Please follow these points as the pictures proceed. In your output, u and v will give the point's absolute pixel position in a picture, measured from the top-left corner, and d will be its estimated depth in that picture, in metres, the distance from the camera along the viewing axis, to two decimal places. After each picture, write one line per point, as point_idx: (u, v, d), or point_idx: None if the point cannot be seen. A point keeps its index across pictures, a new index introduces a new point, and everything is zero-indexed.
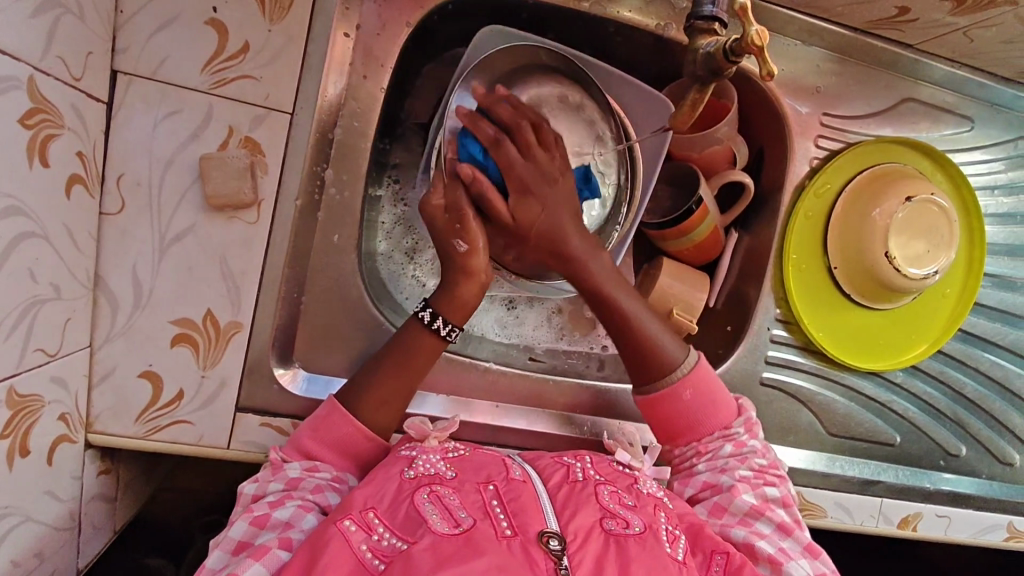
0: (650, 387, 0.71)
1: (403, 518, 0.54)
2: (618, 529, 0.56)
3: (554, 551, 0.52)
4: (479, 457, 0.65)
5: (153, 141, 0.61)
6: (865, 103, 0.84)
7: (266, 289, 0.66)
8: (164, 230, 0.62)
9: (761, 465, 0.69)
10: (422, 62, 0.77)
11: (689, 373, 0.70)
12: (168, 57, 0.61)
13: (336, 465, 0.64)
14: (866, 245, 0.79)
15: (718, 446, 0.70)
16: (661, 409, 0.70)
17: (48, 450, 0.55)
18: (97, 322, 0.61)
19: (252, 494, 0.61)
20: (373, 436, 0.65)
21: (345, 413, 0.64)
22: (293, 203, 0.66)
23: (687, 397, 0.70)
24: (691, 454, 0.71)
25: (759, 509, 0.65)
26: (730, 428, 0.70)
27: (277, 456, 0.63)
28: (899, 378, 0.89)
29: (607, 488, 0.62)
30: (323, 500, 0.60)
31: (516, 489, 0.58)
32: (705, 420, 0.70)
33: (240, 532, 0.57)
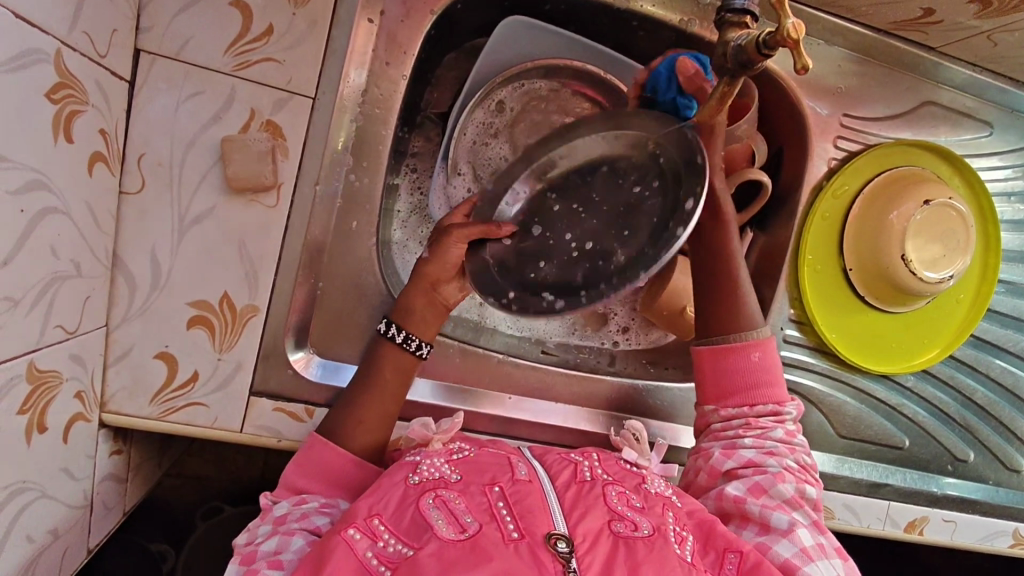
0: (721, 336, 0.69)
1: (408, 522, 0.55)
2: (627, 532, 0.56)
3: (562, 554, 0.52)
4: (484, 456, 0.65)
5: (175, 122, 0.61)
6: (886, 105, 0.83)
7: (284, 273, 0.65)
8: (184, 211, 0.62)
9: (804, 461, 0.70)
10: (443, 50, 0.77)
11: (763, 336, 0.69)
12: (191, 37, 0.61)
13: (326, 493, 0.62)
14: (882, 248, 0.79)
15: (771, 426, 0.68)
16: (729, 361, 0.69)
17: (64, 427, 0.55)
18: (115, 302, 0.61)
19: (245, 542, 0.60)
20: (357, 458, 0.64)
21: (321, 441, 0.63)
22: (313, 188, 0.65)
23: (754, 357, 0.69)
24: (738, 426, 0.69)
25: (799, 502, 0.65)
26: (784, 408, 0.69)
27: (265, 501, 0.62)
28: (910, 382, 0.89)
29: (615, 489, 0.62)
30: (311, 524, 0.59)
31: (522, 489, 0.59)
32: (767, 387, 0.69)
33: (233, 575, 0.56)
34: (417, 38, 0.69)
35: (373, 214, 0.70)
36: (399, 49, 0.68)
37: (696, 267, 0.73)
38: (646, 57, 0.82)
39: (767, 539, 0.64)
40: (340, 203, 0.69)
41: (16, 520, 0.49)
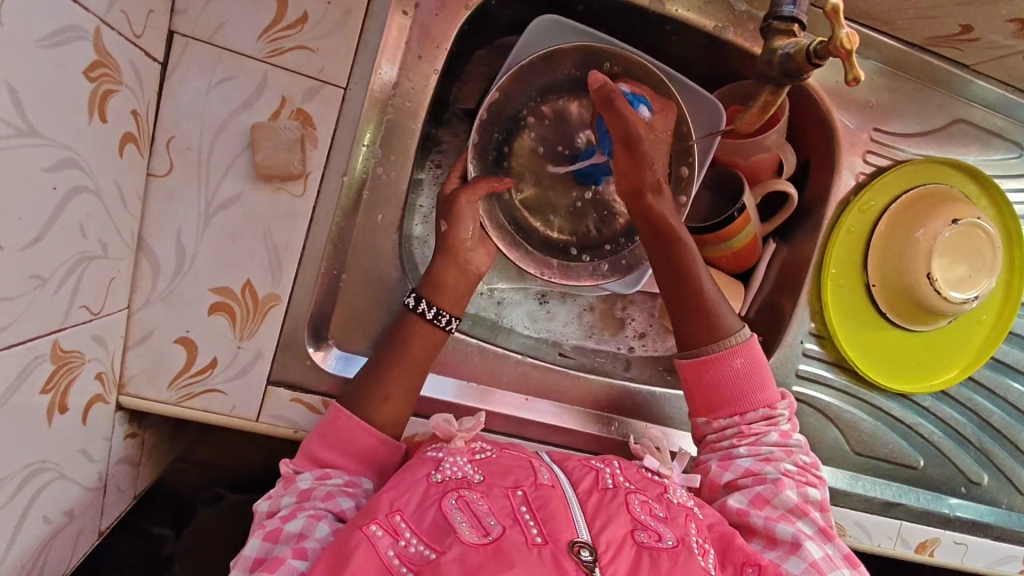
0: (699, 350, 0.70)
1: (430, 523, 0.55)
2: (650, 541, 0.56)
3: (585, 562, 0.52)
4: (505, 459, 0.65)
5: (205, 106, 0.61)
6: (917, 121, 0.82)
7: (307, 263, 0.65)
8: (211, 196, 0.62)
9: (805, 463, 0.69)
10: (473, 46, 0.76)
11: (743, 341, 0.70)
12: (226, 22, 0.60)
13: (349, 468, 0.63)
14: (907, 265, 0.78)
15: (764, 431, 0.69)
16: (710, 374, 0.69)
17: (84, 408, 0.55)
18: (138, 285, 0.61)
19: (266, 511, 0.62)
20: (383, 437, 0.65)
21: (352, 418, 0.64)
22: (339, 179, 0.65)
23: (737, 365, 0.69)
24: (730, 436, 0.69)
25: (804, 509, 0.65)
26: (776, 410, 0.69)
27: (289, 469, 0.63)
28: (927, 402, 0.88)
29: (637, 497, 0.62)
30: (334, 505, 0.60)
31: (545, 495, 0.59)
32: (754, 393, 0.69)
33: (255, 549, 0.57)
34: (450, 33, 0.68)
35: (398, 208, 0.70)
36: (432, 42, 0.68)
37: (665, 283, 0.73)
38: (676, 63, 0.82)
39: (777, 554, 0.62)
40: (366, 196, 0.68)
41: (34, 500, 0.49)
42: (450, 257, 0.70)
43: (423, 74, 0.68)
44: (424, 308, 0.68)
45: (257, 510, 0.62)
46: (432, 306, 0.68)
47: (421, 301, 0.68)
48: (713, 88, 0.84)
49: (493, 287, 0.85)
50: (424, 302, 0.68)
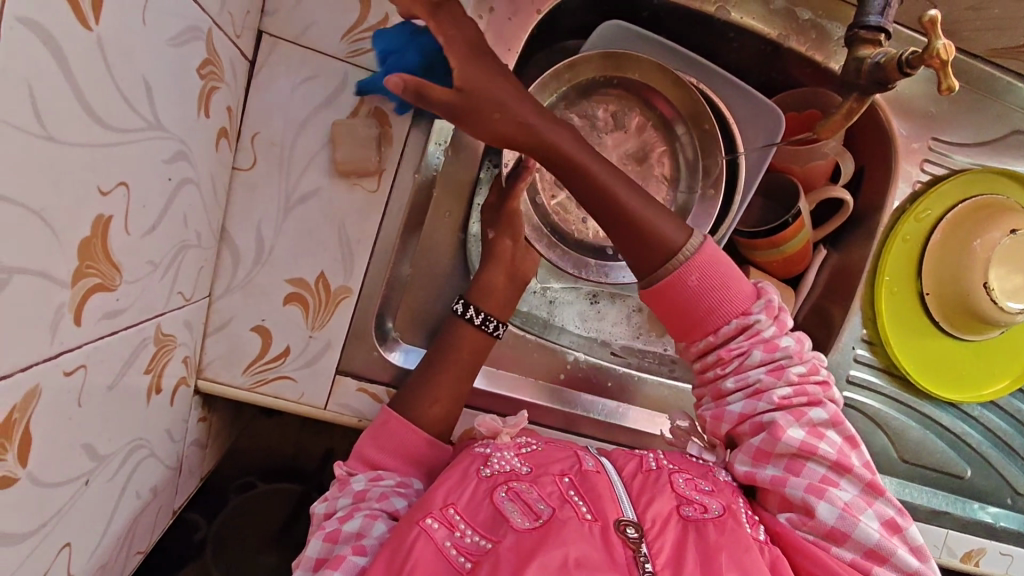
0: (653, 277, 0.60)
1: (483, 515, 0.56)
2: (696, 515, 0.57)
3: (632, 539, 0.53)
4: (550, 450, 0.66)
5: (289, 103, 0.63)
6: (975, 131, 0.83)
7: (378, 257, 0.67)
8: (291, 190, 0.64)
9: (799, 376, 0.60)
10: (537, 50, 0.78)
11: (691, 256, 0.60)
12: (312, 23, 0.62)
13: (401, 471, 0.64)
14: (963, 275, 0.78)
15: (746, 352, 0.61)
16: (664, 301, 0.60)
17: (172, 390, 0.57)
18: (219, 273, 0.63)
19: (324, 512, 0.62)
20: (431, 439, 0.66)
21: (400, 419, 0.65)
22: (412, 176, 0.67)
23: (694, 284, 0.60)
24: (714, 365, 0.63)
25: (810, 450, 0.58)
26: (749, 319, 0.61)
27: (342, 471, 0.64)
28: (976, 412, 0.88)
29: (681, 475, 0.62)
30: (389, 505, 0.60)
31: (591, 479, 0.60)
32: (721, 310, 0.61)
33: (316, 550, 0.57)
34: (522, 35, 0.69)
35: None
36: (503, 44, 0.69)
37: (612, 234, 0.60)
38: (734, 69, 0.83)
39: (794, 517, 0.59)
40: None
41: (132, 475, 0.51)
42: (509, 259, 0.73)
43: None
44: (473, 314, 0.70)
45: (313, 513, 0.63)
46: (479, 311, 0.70)
47: (470, 307, 0.70)
48: (770, 95, 0.84)
49: (546, 286, 0.87)
50: (472, 307, 0.70)
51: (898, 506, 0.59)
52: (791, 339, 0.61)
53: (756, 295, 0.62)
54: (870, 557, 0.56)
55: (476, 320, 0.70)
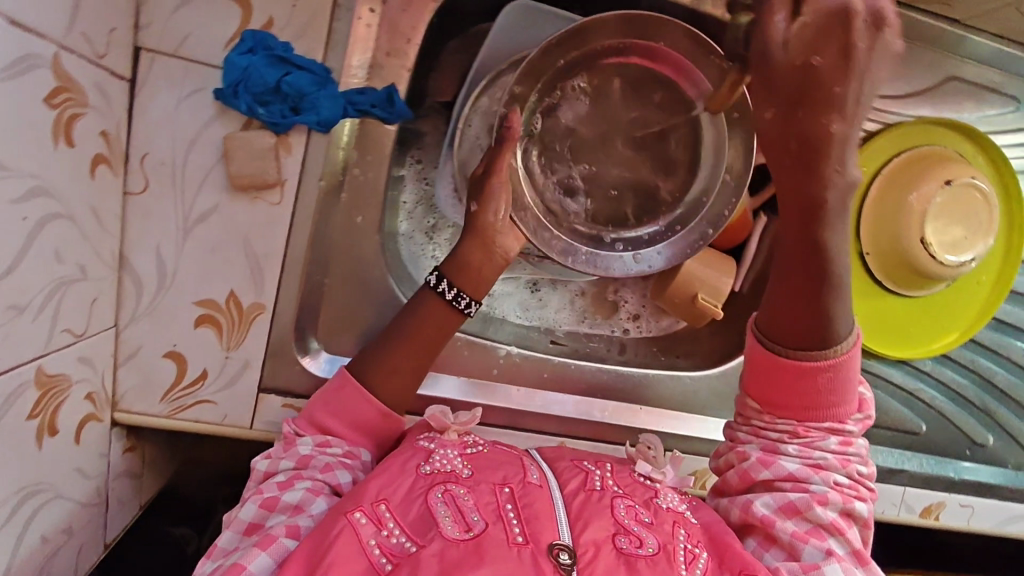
0: (784, 348, 0.59)
1: (416, 516, 0.56)
2: (630, 547, 0.56)
3: (563, 565, 0.53)
4: (496, 454, 0.65)
5: (175, 120, 0.59)
6: (908, 82, 0.80)
7: (289, 271, 0.65)
8: (187, 211, 0.61)
9: (859, 474, 0.61)
10: (446, 36, 0.75)
11: (846, 351, 0.58)
12: (190, 34, 0.58)
13: (349, 439, 0.63)
14: (901, 231, 0.76)
15: (822, 437, 0.61)
16: (793, 380, 0.59)
17: (76, 428, 0.57)
18: (122, 303, 0.62)
19: (263, 470, 0.61)
20: (387, 411, 0.64)
21: (356, 387, 0.63)
22: (316, 184, 0.64)
23: (824, 380, 0.58)
24: (784, 431, 0.61)
25: (838, 527, 0.58)
26: (844, 427, 0.61)
27: (290, 430, 0.63)
28: (927, 367, 0.87)
29: (623, 501, 0.62)
30: (332, 479, 0.60)
31: (531, 495, 0.59)
32: (833, 408, 0.60)
33: (251, 514, 0.57)
34: (422, 23, 0.65)
35: (377, 208, 0.69)
36: (400, 37, 0.65)
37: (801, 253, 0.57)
38: None
39: (789, 567, 0.57)
40: (344, 198, 0.68)
41: (30, 521, 0.50)
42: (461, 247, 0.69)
43: (396, 74, 0.65)
44: (445, 288, 0.67)
45: (255, 465, 0.62)
46: (459, 291, 0.67)
47: (443, 281, 0.67)
48: None
49: None
50: (445, 281, 0.67)
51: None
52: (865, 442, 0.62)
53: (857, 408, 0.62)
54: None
55: (448, 295, 0.67)
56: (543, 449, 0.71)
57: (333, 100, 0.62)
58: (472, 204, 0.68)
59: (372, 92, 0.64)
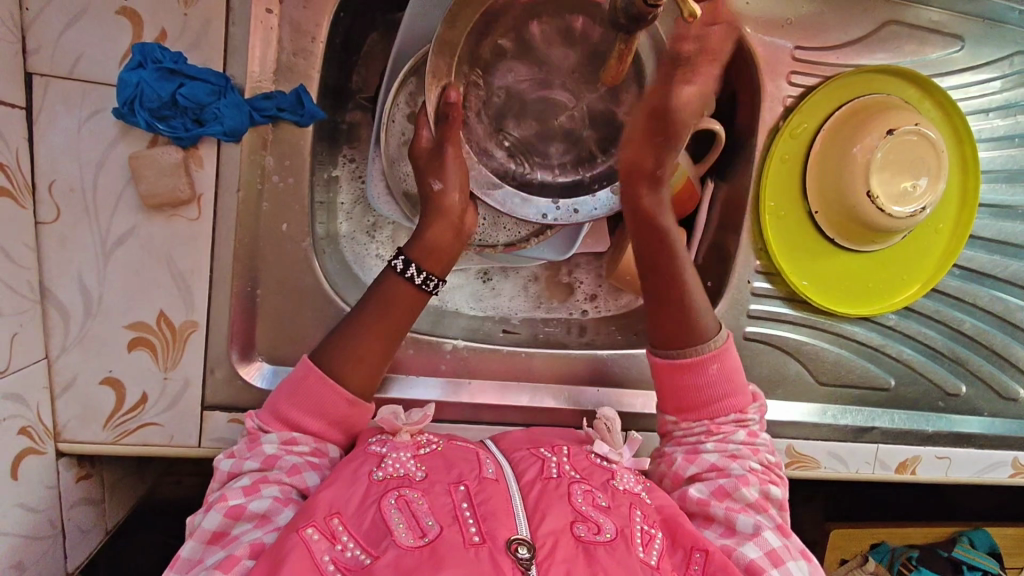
0: (675, 350, 0.65)
1: (369, 525, 0.51)
2: (588, 534, 0.52)
3: (522, 560, 0.48)
4: (451, 450, 0.60)
5: (80, 145, 0.59)
6: (842, 31, 0.77)
7: (217, 286, 0.64)
8: (105, 234, 0.61)
9: (768, 461, 0.64)
10: (364, 30, 0.72)
11: (718, 345, 0.65)
12: (83, 54, 0.58)
13: (319, 436, 0.59)
14: (846, 186, 0.75)
15: (730, 429, 0.64)
16: (682, 377, 0.65)
17: (12, 463, 0.57)
18: (51, 334, 0.61)
19: (227, 470, 0.57)
20: (355, 399, 0.60)
21: (323, 377, 0.59)
22: (234, 195, 0.63)
23: (712, 372, 0.64)
24: (700, 432, 0.65)
25: (763, 506, 0.61)
26: (745, 418, 0.64)
27: (254, 425, 0.59)
28: (893, 322, 0.85)
29: (581, 487, 0.57)
30: (300, 481, 0.56)
31: (487, 490, 0.54)
32: (727, 399, 0.64)
33: (214, 523, 0.53)
34: (324, 22, 0.65)
35: (303, 214, 0.67)
36: (304, 37, 0.64)
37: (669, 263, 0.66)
38: None
39: (730, 545, 0.59)
40: (268, 207, 0.66)
41: None
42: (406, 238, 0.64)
43: (303, 74, 0.65)
44: (413, 273, 0.62)
45: (217, 465, 0.58)
46: (421, 270, 0.62)
47: (410, 265, 0.62)
48: None
49: None
50: (414, 266, 0.62)
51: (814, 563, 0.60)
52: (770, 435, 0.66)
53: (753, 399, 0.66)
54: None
55: (416, 280, 0.62)
56: (499, 438, 0.67)
57: (236, 109, 0.61)
58: (432, 181, 0.64)
59: (279, 96, 0.63)
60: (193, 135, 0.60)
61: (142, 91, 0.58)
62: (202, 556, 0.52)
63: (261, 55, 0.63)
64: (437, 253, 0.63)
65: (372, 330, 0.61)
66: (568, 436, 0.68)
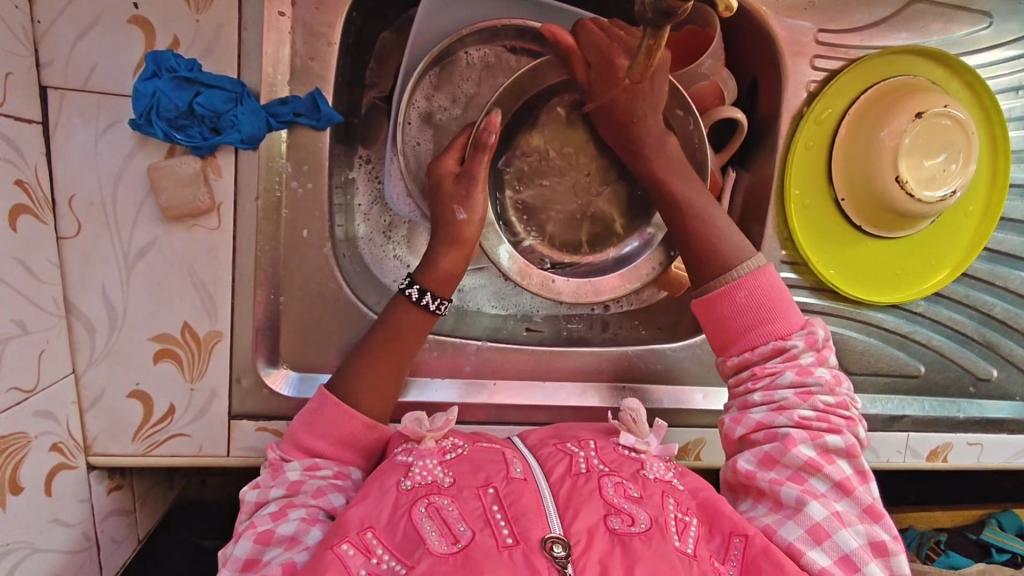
0: (709, 284, 0.64)
1: (402, 536, 0.50)
2: (623, 528, 0.51)
3: (558, 559, 0.47)
4: (476, 453, 0.59)
5: (98, 158, 0.59)
6: (866, 12, 0.75)
7: (240, 296, 0.63)
8: (127, 247, 0.60)
9: (825, 404, 0.59)
10: (377, 28, 0.71)
11: (747, 275, 0.63)
12: (96, 64, 0.57)
13: (338, 458, 0.59)
14: (874, 171, 0.73)
15: (779, 371, 0.60)
16: (716, 311, 0.63)
17: (46, 480, 0.57)
18: (77, 349, 0.61)
19: (253, 501, 0.56)
20: (370, 423, 0.60)
21: (338, 405, 0.59)
22: (253, 203, 0.63)
23: (742, 301, 0.62)
24: (746, 380, 0.62)
25: (817, 465, 0.57)
26: (786, 343, 0.61)
27: (276, 455, 0.59)
28: (921, 308, 0.83)
29: (611, 479, 0.57)
30: (327, 502, 0.56)
31: (517, 490, 0.53)
32: (764, 329, 0.61)
33: (246, 550, 0.52)
34: (337, 23, 0.64)
35: (323, 219, 0.67)
36: (318, 39, 0.63)
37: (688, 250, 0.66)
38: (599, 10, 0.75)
39: (775, 518, 0.56)
40: (287, 214, 0.65)
41: None
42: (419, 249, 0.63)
43: (317, 76, 0.64)
44: (428, 300, 0.63)
45: (241, 498, 0.57)
46: (435, 297, 0.63)
47: (426, 293, 0.63)
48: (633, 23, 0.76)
49: None
50: (429, 294, 0.63)
51: (894, 532, 0.55)
52: (826, 372, 0.60)
53: (800, 326, 0.62)
54: (842, 563, 0.53)
55: (431, 307, 0.63)
56: (526, 436, 0.66)
57: (253, 115, 0.60)
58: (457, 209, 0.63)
59: (295, 101, 0.62)
60: (210, 144, 0.59)
61: (154, 103, 0.57)
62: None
63: (277, 59, 0.62)
64: (429, 275, 0.63)
65: (385, 355, 0.62)
66: (593, 428, 0.67)
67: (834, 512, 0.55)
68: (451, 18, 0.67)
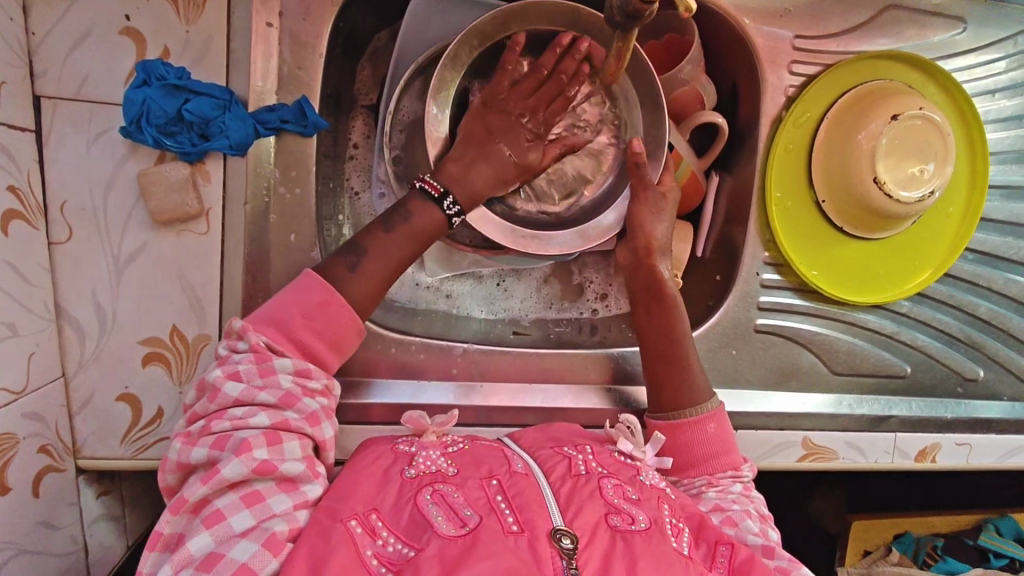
0: (675, 413, 0.68)
1: (408, 521, 0.50)
2: (623, 525, 0.52)
3: (565, 550, 0.48)
4: (478, 449, 0.60)
5: (89, 165, 0.60)
6: (841, 19, 0.77)
7: (228, 299, 0.64)
8: (117, 251, 0.62)
9: (764, 512, 0.66)
10: (365, 38, 0.73)
11: (716, 407, 0.68)
12: (88, 74, 0.59)
13: (326, 364, 0.57)
14: (853, 173, 0.74)
15: (727, 483, 0.66)
16: (682, 435, 0.67)
17: (33, 482, 0.58)
18: (67, 352, 0.62)
19: (233, 397, 0.52)
20: (361, 329, 0.60)
21: (344, 306, 0.58)
22: (242, 208, 0.64)
23: (711, 430, 0.67)
24: (699, 484, 0.67)
25: (767, 534, 0.61)
26: (741, 474, 0.67)
27: (259, 340, 0.54)
28: (905, 308, 0.84)
29: (610, 481, 0.57)
30: (319, 433, 0.54)
31: (519, 484, 0.54)
32: (723, 457, 0.67)
33: (236, 473, 0.48)
34: (323, 33, 0.66)
35: (311, 224, 0.68)
36: (305, 48, 0.65)
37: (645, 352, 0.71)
38: None
39: None
40: (275, 219, 0.66)
41: None
42: (390, 228, 0.62)
43: (304, 85, 0.66)
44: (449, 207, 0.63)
45: (220, 388, 0.52)
46: (459, 211, 0.63)
47: (448, 199, 0.63)
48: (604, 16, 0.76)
49: (438, 280, 0.82)
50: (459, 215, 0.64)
51: None
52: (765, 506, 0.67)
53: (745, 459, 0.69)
54: None
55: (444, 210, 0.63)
56: (518, 436, 0.66)
57: (241, 122, 0.62)
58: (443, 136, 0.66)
59: (282, 108, 0.64)
60: (201, 146, 0.61)
61: (142, 108, 0.59)
62: (211, 498, 0.48)
63: (265, 69, 0.64)
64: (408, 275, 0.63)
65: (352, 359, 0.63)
66: (587, 434, 0.67)
67: (791, 558, 0.58)
68: (438, 27, 0.69)
